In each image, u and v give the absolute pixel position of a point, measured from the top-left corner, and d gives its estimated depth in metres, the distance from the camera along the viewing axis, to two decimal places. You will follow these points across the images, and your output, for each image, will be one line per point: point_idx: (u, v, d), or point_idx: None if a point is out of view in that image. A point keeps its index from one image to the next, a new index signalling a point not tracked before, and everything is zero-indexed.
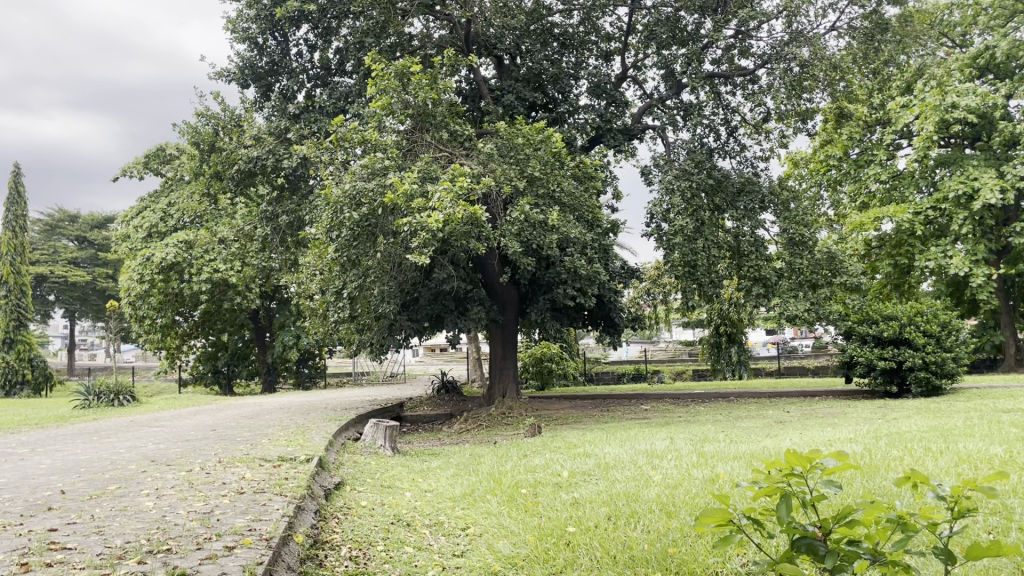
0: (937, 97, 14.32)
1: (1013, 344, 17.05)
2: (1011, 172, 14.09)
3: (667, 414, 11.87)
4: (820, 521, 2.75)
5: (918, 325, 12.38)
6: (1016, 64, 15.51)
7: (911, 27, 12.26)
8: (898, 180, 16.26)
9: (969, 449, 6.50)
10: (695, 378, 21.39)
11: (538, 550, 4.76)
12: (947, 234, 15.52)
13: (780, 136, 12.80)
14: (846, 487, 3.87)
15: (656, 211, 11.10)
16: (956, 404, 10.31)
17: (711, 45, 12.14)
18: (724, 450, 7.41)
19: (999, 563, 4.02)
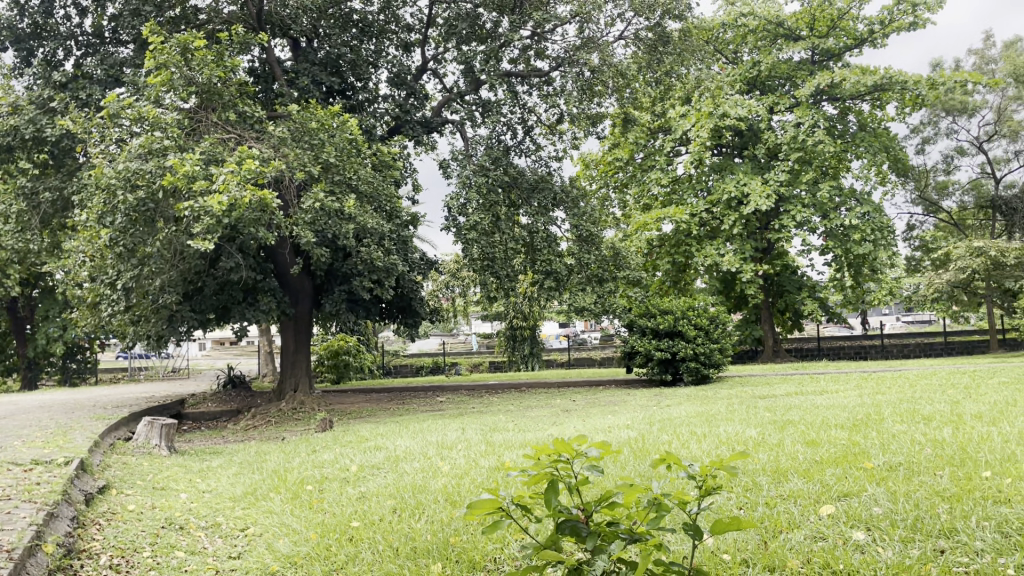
0: (710, 107, 15.56)
1: (771, 337, 18.93)
2: (773, 179, 15.58)
3: (460, 405, 12.02)
4: (583, 505, 2.87)
5: (690, 318, 13.43)
6: (779, 82, 17.14)
7: (690, 42, 13.18)
8: (678, 184, 17.45)
9: (729, 432, 7.12)
10: (490, 369, 21.90)
11: (319, 548, 4.62)
12: (718, 235, 16.91)
13: (573, 138, 13.28)
14: (616, 471, 4.09)
15: (452, 205, 11.11)
16: (720, 391, 11.25)
17: (508, 44, 12.36)
18: (511, 439, 7.60)
19: (746, 536, 4.41)
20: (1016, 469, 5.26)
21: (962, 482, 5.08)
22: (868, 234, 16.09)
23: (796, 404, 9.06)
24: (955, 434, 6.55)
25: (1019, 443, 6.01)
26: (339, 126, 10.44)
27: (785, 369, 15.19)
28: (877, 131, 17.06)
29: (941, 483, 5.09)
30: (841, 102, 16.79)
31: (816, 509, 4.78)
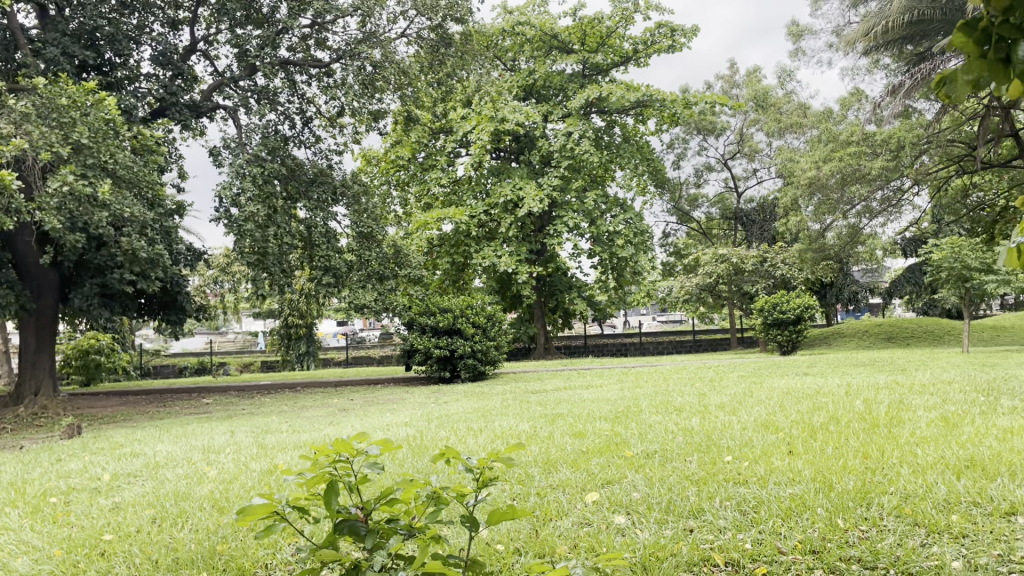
0: (490, 111, 15.96)
1: (543, 334, 19.81)
2: (547, 184, 16.33)
3: (230, 406, 11.40)
4: (362, 503, 2.83)
5: (469, 316, 13.83)
6: (553, 91, 17.96)
7: (471, 46, 13.40)
8: (457, 184, 17.71)
9: (503, 426, 7.35)
10: (262, 369, 21.01)
11: (64, 565, 4.18)
12: (495, 236, 17.39)
13: (353, 132, 13.04)
14: (393, 468, 4.09)
15: (224, 195, 10.52)
16: (495, 387, 11.57)
17: (286, 31, 11.93)
18: (284, 440, 7.33)
19: (518, 526, 4.58)
20: (752, 453, 5.91)
21: (708, 467, 5.62)
22: (631, 240, 17.29)
23: (565, 398, 9.56)
24: (702, 423, 7.23)
25: (754, 430, 6.75)
26: (94, 104, 9.56)
27: (555, 365, 15.93)
28: (639, 144, 18.38)
29: (691, 467, 5.60)
30: (609, 115, 17.88)
31: (583, 496, 5.06)
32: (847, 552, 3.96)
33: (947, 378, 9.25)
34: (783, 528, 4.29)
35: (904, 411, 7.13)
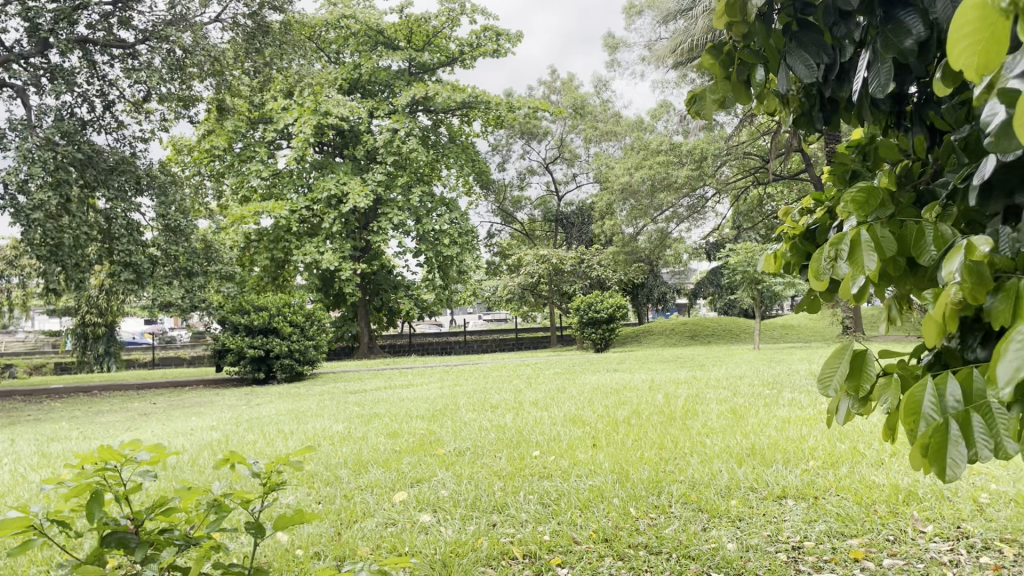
0: (313, 104, 15.58)
1: (366, 332, 19.62)
2: (372, 180, 16.21)
3: (14, 412, 10.43)
4: (134, 513, 2.65)
5: (286, 315, 13.39)
6: (378, 88, 17.85)
7: (291, 36, 13.03)
8: (278, 178, 17.13)
9: (316, 428, 7.20)
10: (56, 372, 19.34)
11: None
12: (317, 232, 16.95)
13: (161, 119, 12.32)
14: (184, 474, 3.91)
15: (9, 180, 9.56)
16: (312, 388, 11.29)
17: (86, 8, 11.13)
18: (73, 448, 6.79)
19: (321, 529, 4.48)
20: (559, 447, 6.13)
21: (516, 462, 5.76)
22: (455, 239, 17.43)
23: (383, 397, 9.48)
24: (515, 420, 7.41)
25: (563, 425, 7.00)
26: None
27: (376, 364, 15.84)
28: (464, 145, 18.62)
29: (499, 463, 5.72)
30: (435, 115, 17.96)
31: (390, 496, 5.05)
32: (636, 539, 4.18)
33: (739, 373, 10.04)
34: (579, 519, 4.47)
35: (700, 404, 7.65)
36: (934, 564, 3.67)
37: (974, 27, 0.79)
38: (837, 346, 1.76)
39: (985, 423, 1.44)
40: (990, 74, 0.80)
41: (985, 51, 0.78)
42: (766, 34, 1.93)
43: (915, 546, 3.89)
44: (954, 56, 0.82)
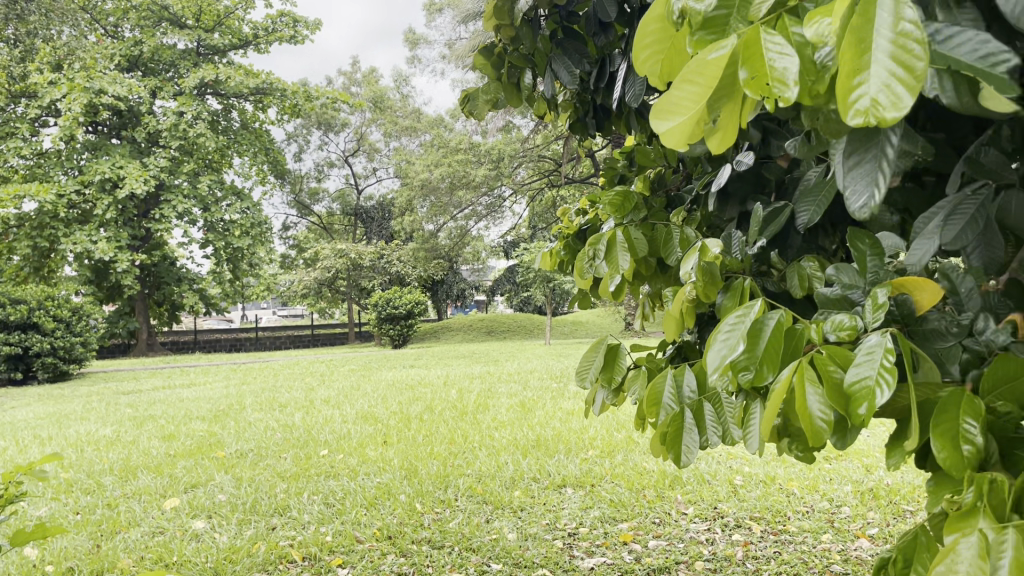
0: (86, 80, 14.23)
1: (145, 328, 18.33)
2: (153, 166, 15.14)
3: None
4: None
5: (49, 309, 12.27)
6: (162, 67, 16.68)
7: (60, 5, 11.81)
8: (43, 158, 15.53)
9: (80, 433, 6.60)
10: None
11: None
12: (90, 219, 15.52)
13: None
14: None
15: None
16: (79, 389, 10.35)
17: None
18: None
19: (77, 541, 4.10)
20: (348, 445, 6.03)
21: (302, 462, 5.58)
22: (246, 231, 16.65)
23: (162, 398, 8.86)
24: (303, 419, 7.19)
25: (353, 423, 6.89)
26: None
27: (156, 363, 14.85)
28: (258, 133, 17.85)
29: (284, 464, 5.52)
30: (226, 100, 17.04)
31: (160, 504, 4.72)
32: (420, 534, 4.18)
33: (530, 368, 10.37)
34: (364, 518, 4.41)
35: (491, 399, 7.81)
36: (693, 543, 3.96)
37: (657, 35, 0.85)
38: (593, 341, 1.81)
39: (714, 413, 1.55)
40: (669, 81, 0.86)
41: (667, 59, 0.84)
42: (534, 38, 2.01)
43: (677, 527, 4.18)
44: (641, 62, 0.88)
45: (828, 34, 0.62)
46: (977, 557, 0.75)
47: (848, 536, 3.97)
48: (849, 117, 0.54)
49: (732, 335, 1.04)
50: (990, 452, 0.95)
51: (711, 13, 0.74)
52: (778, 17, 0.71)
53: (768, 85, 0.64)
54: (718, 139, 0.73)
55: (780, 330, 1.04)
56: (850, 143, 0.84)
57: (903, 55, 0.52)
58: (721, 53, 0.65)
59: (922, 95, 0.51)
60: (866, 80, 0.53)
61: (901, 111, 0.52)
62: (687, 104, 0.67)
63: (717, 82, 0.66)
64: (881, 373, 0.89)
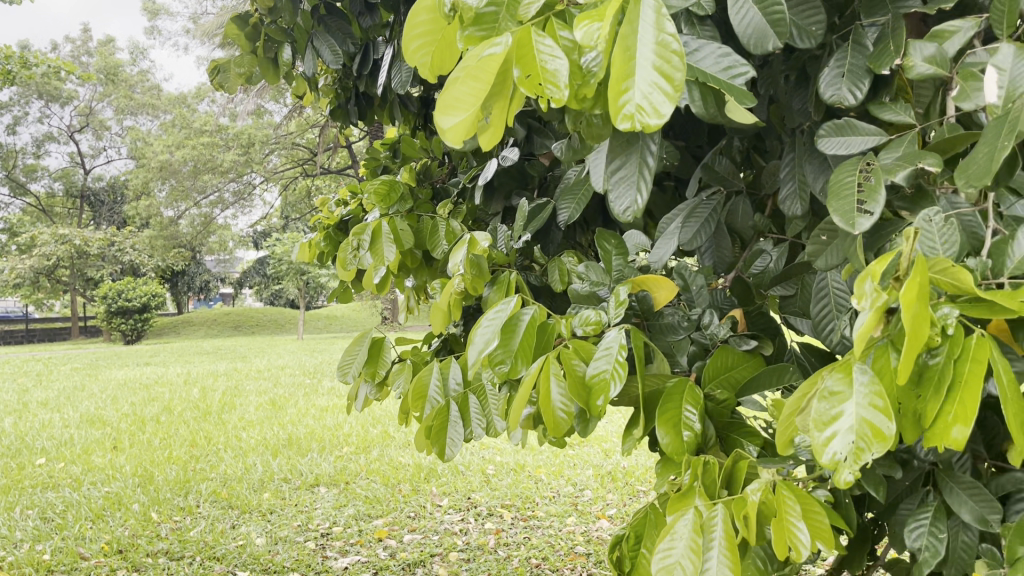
0: None
1: None
2: None
3: None
4: None
5: None
6: None
7: None
8: None
9: None
10: None
11: None
12: None
13: None
14: None
15: None
16: None
17: None
18: None
19: None
20: (70, 452, 5.40)
21: (12, 474, 4.91)
22: None
23: None
24: (15, 424, 6.35)
25: (77, 427, 6.20)
26: None
27: None
28: None
29: None
30: None
31: None
32: (156, 546, 3.83)
33: (279, 364, 9.97)
34: (89, 532, 3.96)
35: (237, 397, 7.40)
36: (448, 535, 3.99)
37: (429, 24, 0.75)
38: (358, 334, 1.75)
39: (479, 405, 1.55)
40: (444, 73, 0.78)
41: (438, 49, 0.76)
42: (293, 12, 1.93)
43: (432, 520, 4.19)
44: (409, 52, 0.76)
45: (597, 38, 0.63)
46: (692, 533, 0.88)
47: (590, 517, 4.22)
48: (617, 122, 0.59)
49: (489, 328, 1.04)
50: (709, 436, 1.09)
51: (481, 9, 0.71)
52: (546, 20, 0.70)
53: (543, 86, 0.64)
54: (490, 135, 0.71)
55: (534, 323, 1.06)
56: (615, 147, 0.89)
57: (663, 66, 0.58)
58: (495, 50, 0.63)
59: (679, 104, 0.58)
60: (631, 87, 0.58)
61: (659, 117, 0.58)
62: (471, 98, 0.63)
63: (495, 79, 0.63)
64: (615, 367, 0.97)
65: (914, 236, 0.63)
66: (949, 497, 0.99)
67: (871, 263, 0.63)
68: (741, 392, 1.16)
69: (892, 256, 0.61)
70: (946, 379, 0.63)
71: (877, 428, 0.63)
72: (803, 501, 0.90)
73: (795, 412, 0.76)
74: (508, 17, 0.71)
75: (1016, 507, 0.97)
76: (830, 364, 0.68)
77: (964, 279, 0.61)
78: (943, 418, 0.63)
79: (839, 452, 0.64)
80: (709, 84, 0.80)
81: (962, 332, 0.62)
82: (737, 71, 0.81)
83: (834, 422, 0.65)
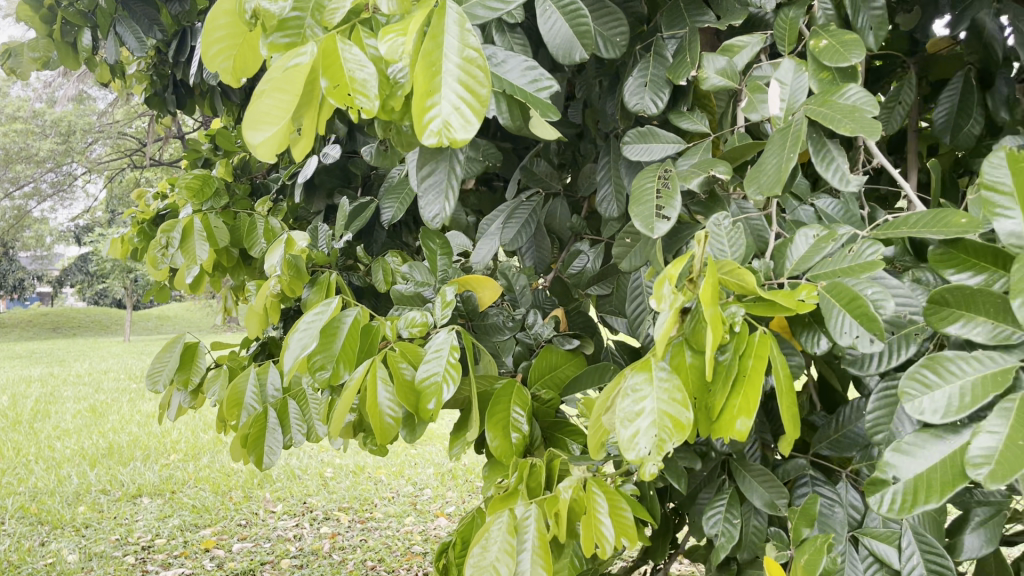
0: None
1: None
2: None
3: None
4: None
5: None
6: None
7: None
8: None
9: None
10: None
11: None
12: None
13: None
14: None
15: None
16: None
17: None
18: None
19: None
20: None
21: None
22: None
23: None
24: None
25: None
26: None
27: None
28: None
29: None
30: None
31: None
32: None
33: (102, 368, 9.33)
34: None
35: (52, 404, 6.85)
36: (280, 541, 3.87)
37: (227, 30, 0.70)
38: (169, 338, 1.66)
39: (299, 410, 1.37)
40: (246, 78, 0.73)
41: (240, 54, 0.71)
42: None
43: (264, 527, 4.05)
44: (207, 60, 0.71)
45: (399, 51, 0.62)
46: (507, 534, 0.83)
47: (429, 516, 4.22)
48: (423, 137, 0.58)
49: (305, 336, 0.94)
50: (534, 437, 1.05)
51: (285, 14, 0.65)
52: (352, 26, 0.67)
53: (352, 97, 0.62)
54: (300, 146, 0.67)
55: (357, 326, 0.96)
56: (423, 155, 0.84)
57: (468, 80, 0.58)
58: (302, 60, 0.59)
59: (482, 120, 0.59)
60: (437, 102, 0.58)
61: (464, 132, 0.58)
62: (280, 112, 0.58)
63: (301, 89, 0.59)
64: (448, 368, 0.89)
65: (705, 241, 0.71)
66: (742, 485, 1.04)
67: (665, 268, 0.70)
68: (565, 393, 1.11)
69: (684, 261, 0.68)
70: (733, 376, 0.71)
71: (675, 421, 0.68)
72: (609, 496, 0.84)
73: (603, 408, 0.79)
74: (313, 19, 0.66)
75: (801, 491, 1.02)
76: (630, 364, 0.73)
77: (744, 281, 0.70)
78: (733, 408, 0.70)
79: (642, 447, 0.68)
80: (518, 97, 0.80)
81: (745, 329, 0.70)
82: (543, 85, 0.80)
83: (638, 419, 0.69)
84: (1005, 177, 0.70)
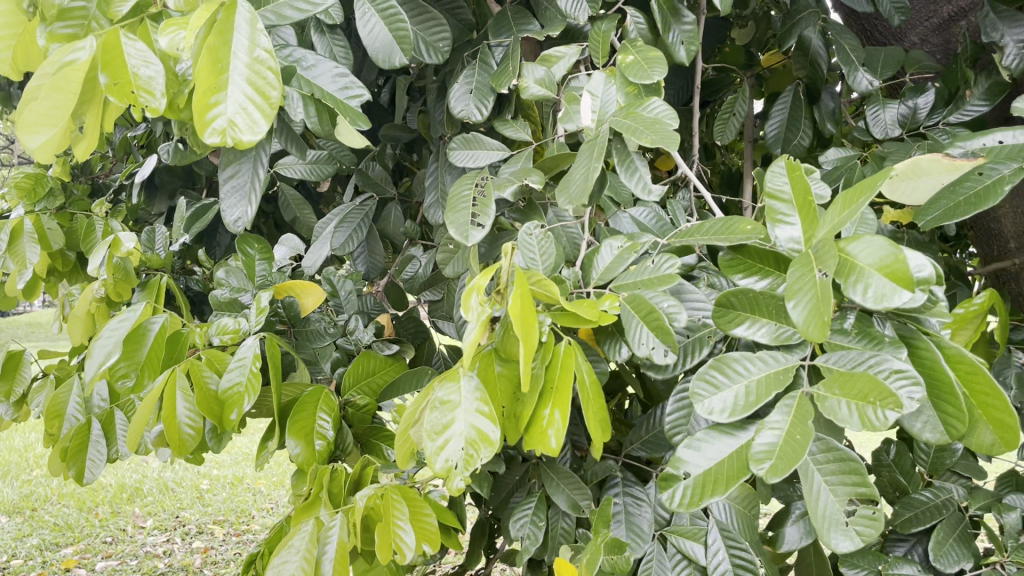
0: None
1: None
2: None
3: None
4: None
5: None
6: None
7: None
8: None
9: None
10: None
11: None
12: None
13: None
14: None
15: None
16: None
17: None
18: None
19: None
20: None
21: None
22: None
23: None
24: None
25: None
26: None
27: None
28: None
29: None
30: None
31: None
32: None
33: None
34: None
35: None
36: (148, 558, 3.72)
37: None
38: None
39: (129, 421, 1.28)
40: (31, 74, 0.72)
41: None
42: None
43: (131, 544, 3.87)
44: None
45: (181, 46, 0.62)
46: (309, 543, 0.85)
47: None
48: (206, 135, 0.58)
49: (108, 342, 0.96)
50: (344, 443, 1.05)
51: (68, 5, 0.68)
52: (139, 21, 0.68)
53: (135, 94, 0.64)
54: (86, 145, 0.68)
55: (163, 336, 0.98)
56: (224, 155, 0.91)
57: (258, 81, 0.59)
58: (78, 57, 0.61)
59: (273, 122, 0.60)
60: (222, 101, 0.58)
61: (255, 133, 0.60)
62: (58, 113, 0.62)
63: (79, 87, 0.62)
64: (250, 377, 0.92)
65: (512, 251, 0.68)
66: (550, 487, 1.08)
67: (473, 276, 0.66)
68: (382, 396, 1.11)
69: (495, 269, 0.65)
70: (537, 386, 0.69)
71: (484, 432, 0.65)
72: (413, 503, 0.89)
73: (410, 424, 0.73)
74: (98, 13, 0.69)
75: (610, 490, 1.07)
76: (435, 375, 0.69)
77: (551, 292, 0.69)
78: (538, 418, 0.68)
79: (452, 460, 0.64)
80: (326, 104, 0.81)
81: (552, 339, 0.70)
82: (354, 92, 0.82)
83: (446, 431, 0.65)
84: (785, 185, 0.71)
